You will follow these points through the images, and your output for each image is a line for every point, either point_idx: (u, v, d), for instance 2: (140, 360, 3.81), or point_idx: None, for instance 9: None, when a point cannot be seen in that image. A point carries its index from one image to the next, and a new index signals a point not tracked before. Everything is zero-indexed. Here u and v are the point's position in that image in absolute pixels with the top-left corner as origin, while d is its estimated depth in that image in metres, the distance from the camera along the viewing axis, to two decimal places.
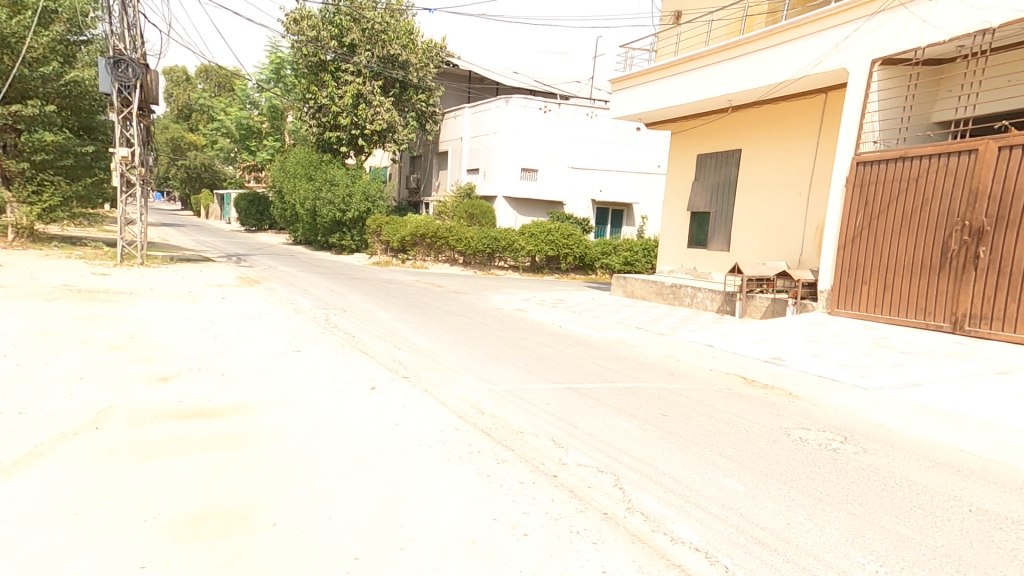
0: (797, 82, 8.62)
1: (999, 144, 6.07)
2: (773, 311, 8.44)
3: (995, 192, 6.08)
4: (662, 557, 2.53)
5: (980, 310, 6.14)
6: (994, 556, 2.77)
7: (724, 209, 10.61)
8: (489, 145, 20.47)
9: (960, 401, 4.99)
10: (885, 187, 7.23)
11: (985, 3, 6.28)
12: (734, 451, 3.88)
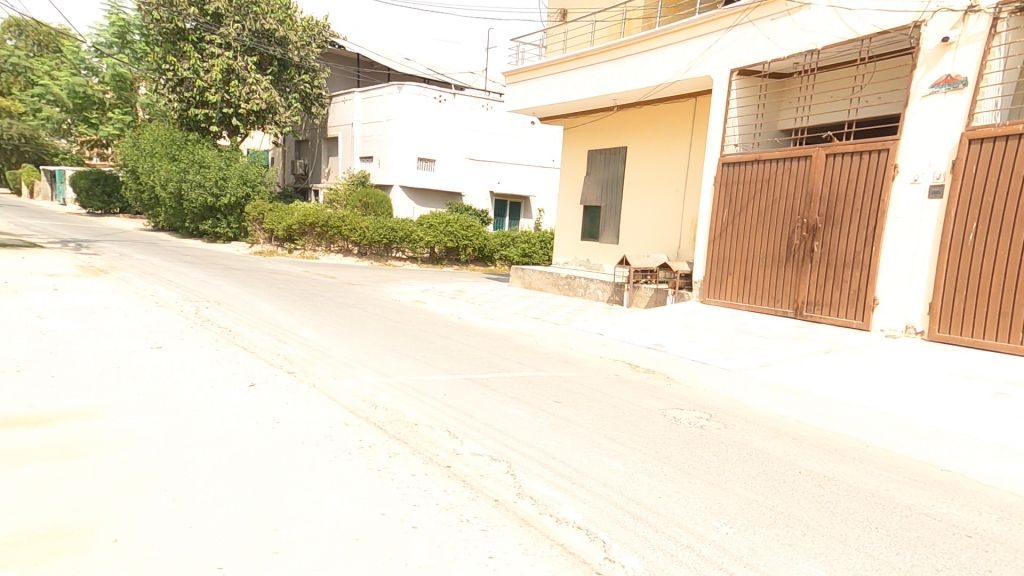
0: (670, 86, 9.26)
1: (827, 152, 7.00)
2: (656, 300, 8.97)
3: (825, 194, 7.03)
4: (547, 537, 2.63)
5: (816, 297, 7.09)
6: (815, 509, 3.20)
7: (613, 203, 11.16)
8: (383, 132, 20.07)
9: (803, 378, 5.68)
10: (741, 187, 8.04)
11: (813, 27, 7.16)
12: (620, 433, 4.11)
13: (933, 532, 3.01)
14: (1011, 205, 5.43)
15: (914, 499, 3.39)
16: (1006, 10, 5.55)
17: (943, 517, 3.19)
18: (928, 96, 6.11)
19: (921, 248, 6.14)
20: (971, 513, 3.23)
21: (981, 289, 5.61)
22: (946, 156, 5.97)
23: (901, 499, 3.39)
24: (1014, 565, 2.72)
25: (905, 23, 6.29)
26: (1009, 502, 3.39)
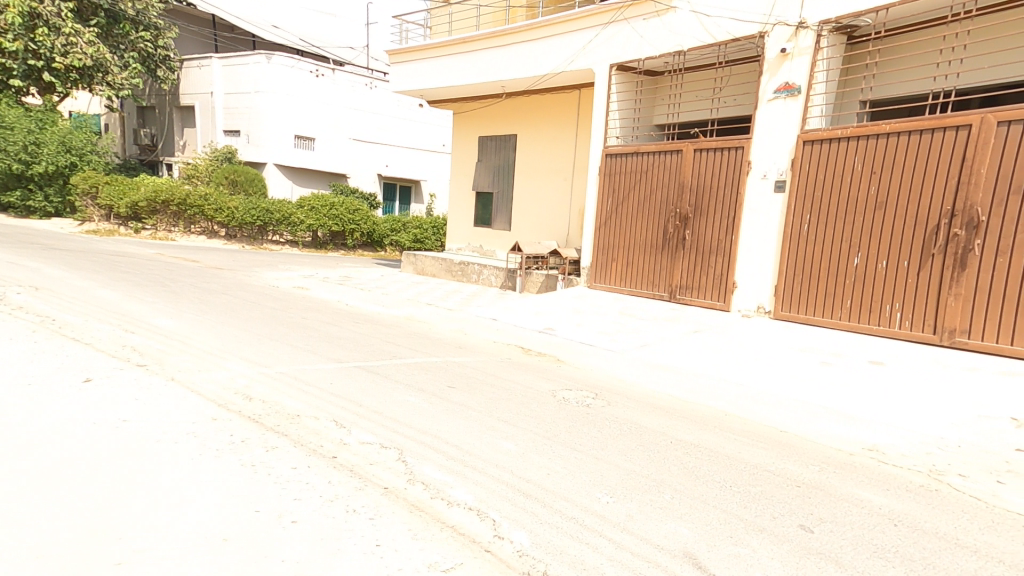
0: (555, 77, 9.53)
1: (695, 147, 7.63)
2: (546, 285, 9.31)
3: (693, 185, 7.67)
4: (437, 520, 2.62)
5: (687, 282, 7.78)
6: (682, 475, 3.51)
7: (505, 190, 11.33)
8: (250, 105, 18.52)
9: (675, 356, 6.20)
10: (622, 177, 8.51)
11: (679, 30, 7.72)
12: (511, 415, 4.19)
13: (771, 485, 3.46)
14: (838, 200, 6.33)
15: (758, 458, 3.86)
16: (826, 28, 6.35)
17: (780, 471, 3.67)
18: (772, 101, 6.87)
19: (770, 237, 6.95)
20: (801, 466, 3.76)
21: (815, 272, 6.53)
22: (787, 156, 6.76)
23: (750, 459, 3.84)
24: (831, 507, 3.21)
25: (752, 32, 6.97)
26: (831, 454, 3.99)
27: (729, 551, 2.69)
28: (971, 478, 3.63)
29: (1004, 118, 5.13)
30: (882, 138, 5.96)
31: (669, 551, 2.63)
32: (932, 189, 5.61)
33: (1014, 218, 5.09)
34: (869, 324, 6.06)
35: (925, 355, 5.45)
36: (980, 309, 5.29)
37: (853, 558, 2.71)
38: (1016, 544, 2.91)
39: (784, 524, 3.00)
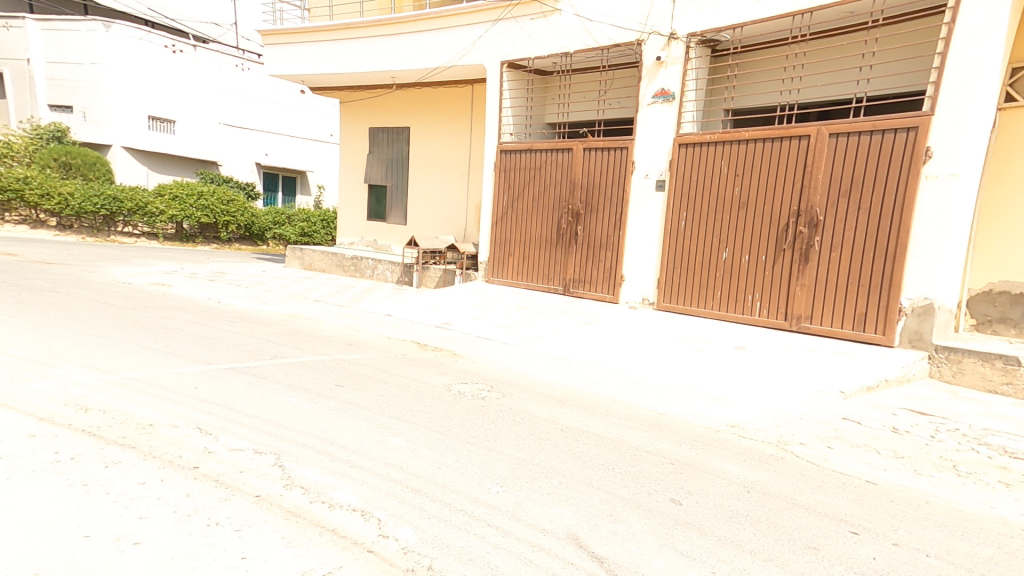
0: (445, 71, 9.51)
1: (585, 147, 7.97)
2: (444, 280, 9.40)
3: (584, 183, 8.01)
4: (316, 525, 2.51)
5: (579, 275, 8.11)
6: (570, 461, 3.65)
7: (399, 184, 11.11)
8: (84, 78, 16.35)
9: (565, 347, 6.45)
10: (517, 172, 8.68)
11: (565, 32, 7.99)
12: (403, 410, 4.10)
13: (649, 465, 3.72)
14: (709, 200, 6.92)
15: (638, 440, 4.13)
16: (693, 40, 6.88)
17: (657, 451, 3.96)
18: (651, 105, 7.34)
19: (652, 233, 7.44)
20: (674, 445, 4.08)
21: (691, 266, 7.10)
22: (665, 158, 7.27)
23: (631, 441, 4.09)
24: (697, 480, 3.53)
25: (631, 40, 7.39)
26: (701, 432, 4.37)
27: (607, 529, 2.85)
28: (811, 445, 4.16)
29: (835, 131, 5.90)
30: (744, 144, 6.61)
31: (553, 533, 2.74)
32: (783, 190, 6.31)
33: (845, 216, 5.88)
34: (735, 313, 6.72)
35: (780, 339, 6.14)
36: (822, 297, 6.05)
37: (713, 525, 2.99)
38: (843, 499, 3.38)
39: (657, 499, 3.25)
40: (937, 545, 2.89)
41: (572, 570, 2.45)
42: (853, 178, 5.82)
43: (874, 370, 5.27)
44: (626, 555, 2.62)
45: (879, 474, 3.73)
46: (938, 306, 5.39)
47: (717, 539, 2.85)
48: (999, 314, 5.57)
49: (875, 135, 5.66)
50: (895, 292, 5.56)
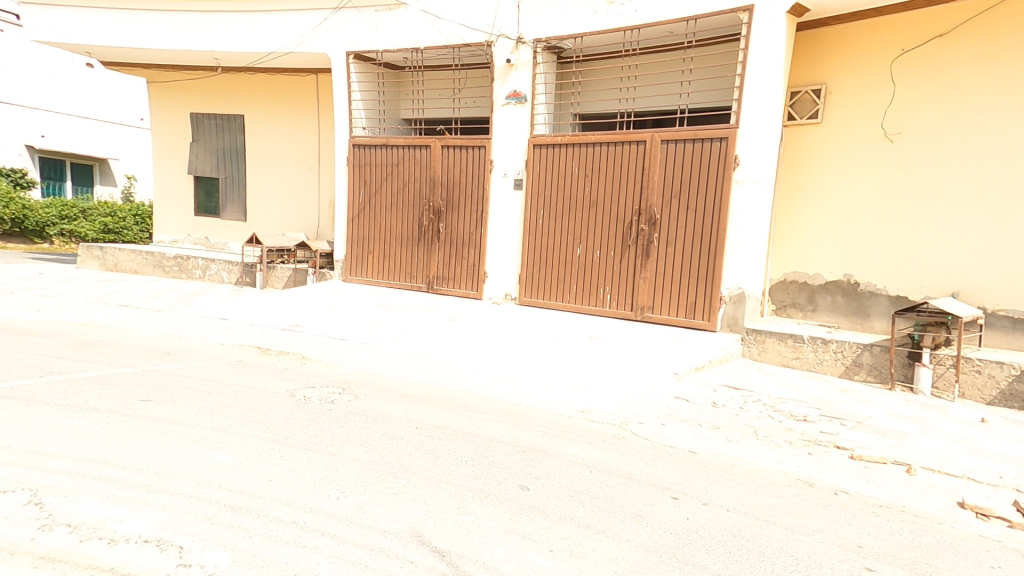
0: (282, 57, 9.01)
1: (442, 144, 7.98)
2: (296, 280, 8.99)
3: (444, 180, 8.03)
4: (88, 566, 2.18)
5: (442, 273, 8.12)
6: (421, 457, 3.48)
7: (236, 177, 10.26)
8: None
9: (423, 345, 6.32)
10: (372, 168, 8.45)
11: (413, 28, 7.95)
12: (230, 422, 3.74)
13: (501, 454, 3.65)
14: (563, 199, 7.30)
15: (492, 431, 4.06)
16: (541, 45, 7.21)
17: (510, 440, 3.91)
18: (504, 106, 7.56)
19: (512, 230, 7.67)
20: (527, 433, 4.10)
21: (549, 262, 7.44)
22: (521, 157, 7.53)
23: (485, 433, 4.01)
24: (547, 466, 3.54)
25: (480, 40, 7.53)
26: (554, 420, 4.48)
27: (453, 522, 2.75)
28: (648, 424, 4.54)
29: (666, 138, 6.55)
30: (591, 147, 7.06)
31: (394, 533, 2.58)
32: (626, 191, 6.85)
33: (677, 215, 6.55)
34: (588, 306, 7.18)
35: (628, 327, 6.68)
36: (662, 289, 6.68)
37: (558, 507, 3.01)
38: (669, 469, 3.69)
39: (505, 487, 3.19)
40: (737, 501, 3.27)
41: (411, 568, 2.35)
42: (682, 181, 6.50)
43: (700, 352, 5.93)
44: (468, 545, 2.55)
45: (701, 445, 4.18)
46: (747, 295, 6.23)
47: (559, 518, 2.88)
48: (792, 299, 6.57)
49: (697, 143, 6.39)
50: (716, 282, 6.33)
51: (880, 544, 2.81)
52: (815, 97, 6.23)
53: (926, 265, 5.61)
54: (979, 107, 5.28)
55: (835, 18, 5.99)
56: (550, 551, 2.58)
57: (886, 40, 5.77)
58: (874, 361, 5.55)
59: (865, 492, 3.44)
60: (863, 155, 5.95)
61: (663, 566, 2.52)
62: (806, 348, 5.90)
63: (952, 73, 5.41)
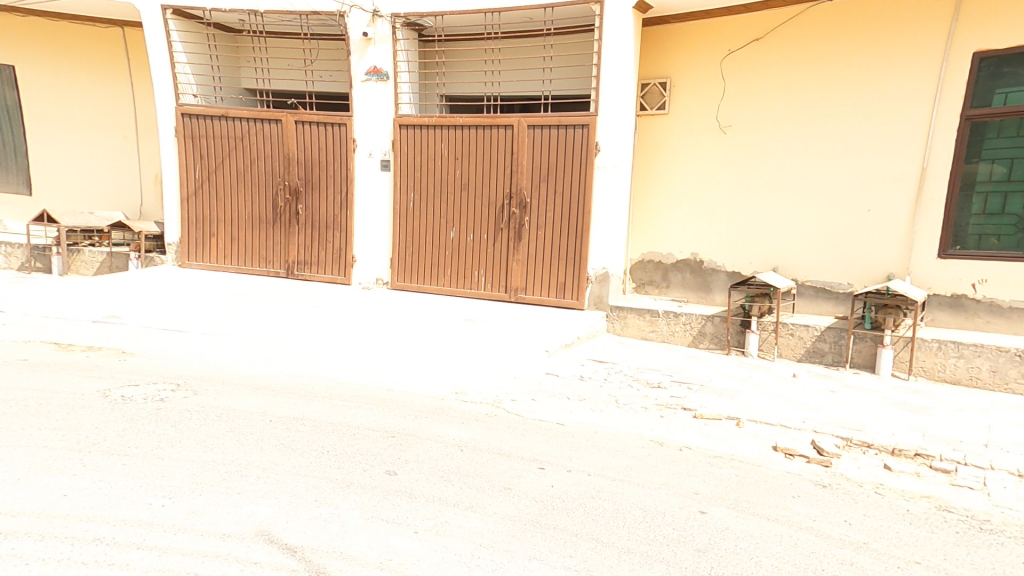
0: (80, 3, 7.82)
1: (296, 119, 7.47)
2: (112, 266, 8.30)
3: (302, 158, 7.53)
4: None
5: (304, 258, 7.70)
6: (274, 452, 3.22)
7: (11, 142, 8.78)
8: None
9: (278, 333, 5.77)
10: (214, 142, 7.75)
11: None
12: (14, 433, 3.17)
13: (367, 442, 3.47)
14: (434, 182, 7.19)
15: (359, 419, 3.85)
16: (399, 21, 6.95)
17: (377, 427, 3.73)
18: (364, 83, 7.21)
19: (382, 213, 7.41)
20: (397, 418, 3.92)
21: (421, 246, 7.33)
22: (387, 137, 7.27)
23: (352, 421, 3.81)
24: (416, 448, 3.42)
25: (333, 10, 7.10)
26: (426, 403, 4.32)
27: (309, 515, 2.57)
28: (519, 400, 4.56)
29: (534, 123, 6.68)
30: (460, 129, 7.01)
31: (235, 536, 2.36)
32: (496, 175, 6.92)
33: (546, 199, 6.76)
34: (463, 289, 7.20)
35: (502, 309, 6.80)
36: (534, 270, 6.88)
37: (425, 487, 2.92)
38: (538, 442, 3.69)
39: (370, 474, 3.03)
40: (598, 465, 3.38)
41: (254, 570, 2.16)
42: (549, 166, 6.70)
43: (570, 330, 6.18)
44: (323, 538, 2.39)
45: (568, 417, 4.27)
46: (611, 275, 6.63)
47: (427, 499, 2.80)
48: (649, 278, 7.12)
49: (562, 129, 6.60)
50: (584, 263, 6.65)
51: (714, 490, 3.12)
52: (662, 89, 6.73)
53: (753, 244, 6.41)
54: (790, 105, 6.08)
55: (674, 16, 6.53)
56: (416, 533, 2.49)
57: (717, 40, 6.40)
58: (715, 330, 6.23)
59: (704, 446, 3.81)
60: (703, 145, 6.60)
61: (524, 532, 2.54)
62: (661, 322, 6.45)
63: (769, 73, 6.15)
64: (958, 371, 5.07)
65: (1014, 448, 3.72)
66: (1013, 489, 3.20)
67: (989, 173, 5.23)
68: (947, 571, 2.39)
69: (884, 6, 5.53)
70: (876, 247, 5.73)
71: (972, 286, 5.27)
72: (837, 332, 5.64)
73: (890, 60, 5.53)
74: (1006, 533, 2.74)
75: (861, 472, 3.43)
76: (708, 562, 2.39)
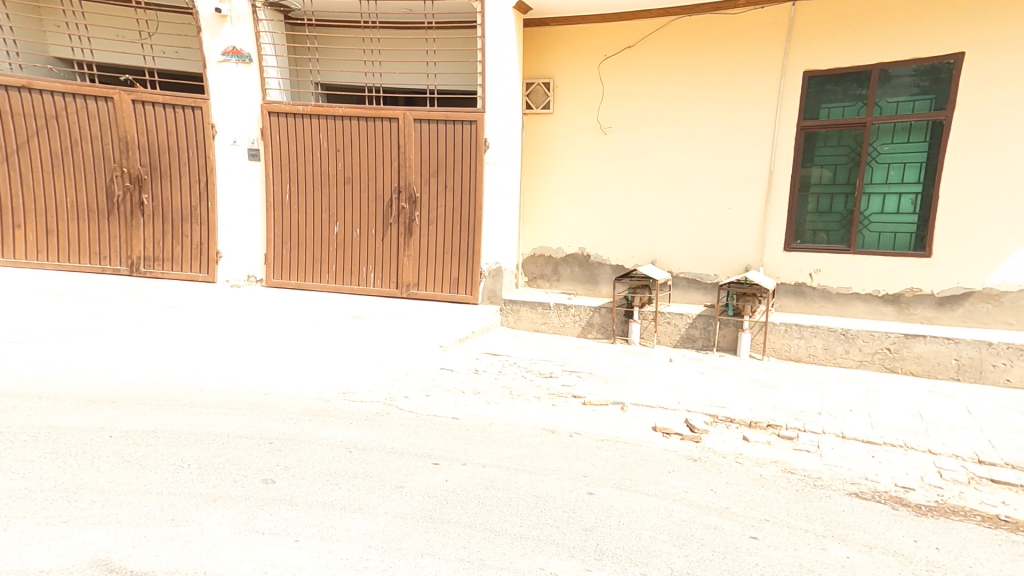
0: None
1: (131, 98, 6.74)
2: None
3: (142, 142, 6.86)
4: None
5: (152, 253, 7.03)
6: (115, 471, 2.84)
7: None
8: None
9: (126, 335, 5.08)
10: (14, 120, 6.73)
11: None
12: None
13: (239, 450, 3.19)
14: (313, 173, 6.86)
15: (232, 427, 3.53)
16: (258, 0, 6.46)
17: (253, 434, 3.44)
18: (223, 63, 6.63)
19: (252, 204, 6.97)
20: (276, 423, 3.64)
21: (302, 240, 6.99)
22: (254, 125, 6.82)
23: (219, 429, 3.48)
24: (297, 453, 3.20)
25: None
26: (309, 405, 4.07)
27: (163, 537, 2.30)
28: (412, 397, 4.44)
29: (418, 117, 6.54)
30: (338, 120, 6.71)
31: (60, 570, 2.04)
32: (382, 167, 6.71)
33: (435, 194, 6.68)
34: (349, 285, 6.95)
35: (392, 305, 6.62)
36: (422, 265, 6.79)
37: (305, 493, 2.74)
38: (431, 438, 3.63)
39: (244, 485, 2.79)
40: (492, 456, 3.40)
41: None
42: (436, 161, 6.61)
43: (464, 324, 6.15)
44: (184, 559, 2.15)
45: (463, 410, 4.23)
46: (504, 269, 6.73)
47: (309, 505, 2.63)
48: (540, 271, 7.34)
49: (449, 124, 6.51)
50: (476, 258, 6.63)
51: (600, 472, 3.28)
52: (546, 89, 6.97)
53: (633, 239, 6.85)
54: (661, 109, 6.56)
55: (552, 19, 6.73)
56: (296, 541, 2.33)
57: (594, 45, 6.72)
58: (601, 320, 6.56)
59: (592, 431, 4.00)
60: (586, 144, 6.94)
61: (417, 529, 2.49)
62: (552, 314, 6.67)
63: (643, 79, 6.58)
64: (800, 349, 5.78)
65: (842, 414, 4.33)
66: (839, 449, 3.72)
67: (820, 176, 6.02)
68: (790, 525, 2.73)
69: (737, 25, 6.12)
70: (735, 242, 6.39)
71: (809, 275, 6.06)
72: (706, 319, 6.19)
73: (743, 74, 6.16)
74: (834, 487, 3.19)
75: (724, 445, 3.79)
76: (594, 540, 2.51)
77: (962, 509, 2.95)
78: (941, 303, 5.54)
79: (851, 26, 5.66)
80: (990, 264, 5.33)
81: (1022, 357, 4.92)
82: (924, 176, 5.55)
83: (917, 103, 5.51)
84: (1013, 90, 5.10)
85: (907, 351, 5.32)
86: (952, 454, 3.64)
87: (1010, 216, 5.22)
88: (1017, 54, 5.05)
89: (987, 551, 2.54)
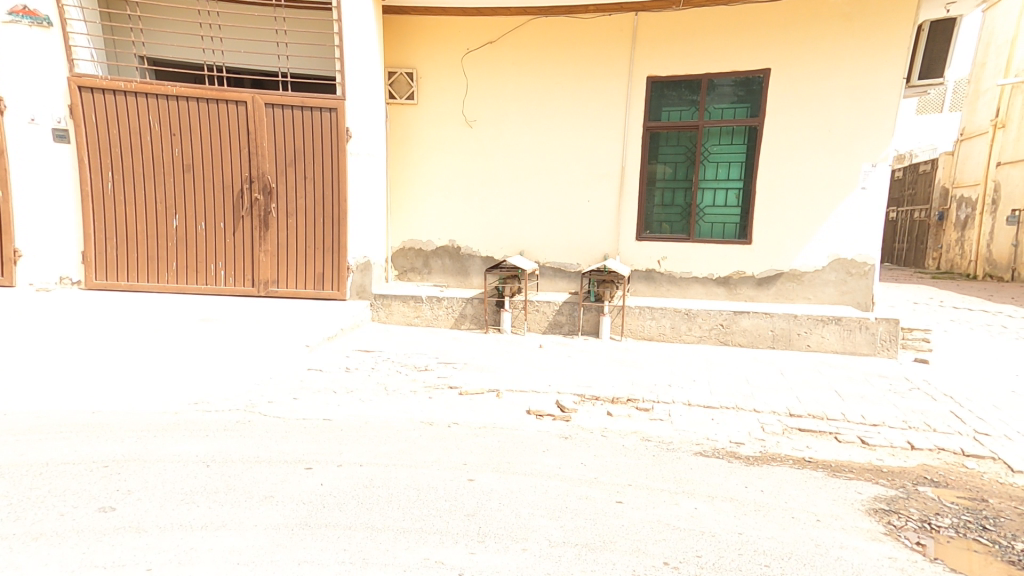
0: None
1: None
2: None
3: None
4: None
5: None
6: None
7: None
8: None
9: None
10: None
11: None
12: None
13: (65, 480, 2.70)
14: (142, 160, 6.01)
15: (52, 454, 2.97)
16: None
17: (82, 458, 2.94)
18: (9, 24, 5.54)
19: (62, 195, 5.92)
20: (111, 445, 3.14)
21: (133, 235, 6.10)
22: (59, 101, 5.78)
23: (33, 458, 2.91)
24: (142, 474, 2.80)
25: None
26: (152, 421, 3.57)
27: None
28: (278, 402, 4.12)
29: (268, 102, 6.02)
30: (173, 100, 5.94)
31: None
32: (229, 155, 6.08)
33: (292, 184, 6.20)
34: (195, 284, 6.22)
35: (247, 304, 6.06)
36: (279, 261, 6.29)
37: (156, 517, 2.41)
38: (302, 443, 3.40)
39: (74, 517, 2.37)
40: (369, 454, 3.29)
41: None
42: (293, 150, 6.15)
43: (332, 321, 5.84)
44: None
45: (335, 411, 4.02)
46: (372, 263, 6.56)
47: (161, 529, 2.32)
48: (410, 265, 7.24)
49: (306, 111, 6.08)
50: (342, 253, 6.30)
51: (479, 458, 3.34)
52: (409, 79, 6.84)
53: (502, 230, 7.02)
54: (525, 105, 6.79)
55: (412, 9, 6.59)
56: (149, 570, 2.05)
57: (456, 38, 6.73)
58: (474, 311, 6.65)
59: (469, 420, 4.04)
60: (452, 136, 6.95)
61: (291, 538, 2.33)
62: (424, 307, 6.61)
63: (506, 73, 6.76)
64: (652, 329, 6.39)
65: (687, 384, 4.92)
66: (686, 415, 4.21)
67: (664, 172, 6.69)
68: (648, 486, 3.04)
69: (592, 29, 6.54)
70: (593, 233, 6.86)
71: (658, 262, 6.71)
72: (571, 306, 6.58)
73: (596, 76, 6.60)
74: (683, 449, 3.60)
75: (591, 421, 4.08)
76: (477, 524, 2.56)
77: (779, 456, 3.52)
78: (760, 282, 6.48)
79: (685, 38, 6.34)
80: (794, 249, 6.36)
81: (818, 325, 5.95)
82: (745, 174, 6.45)
83: (737, 110, 6.37)
84: (806, 102, 6.12)
85: (736, 325, 6.16)
86: (770, 411, 4.31)
87: (806, 208, 6.28)
88: (808, 72, 6.07)
89: (797, 488, 3.06)
